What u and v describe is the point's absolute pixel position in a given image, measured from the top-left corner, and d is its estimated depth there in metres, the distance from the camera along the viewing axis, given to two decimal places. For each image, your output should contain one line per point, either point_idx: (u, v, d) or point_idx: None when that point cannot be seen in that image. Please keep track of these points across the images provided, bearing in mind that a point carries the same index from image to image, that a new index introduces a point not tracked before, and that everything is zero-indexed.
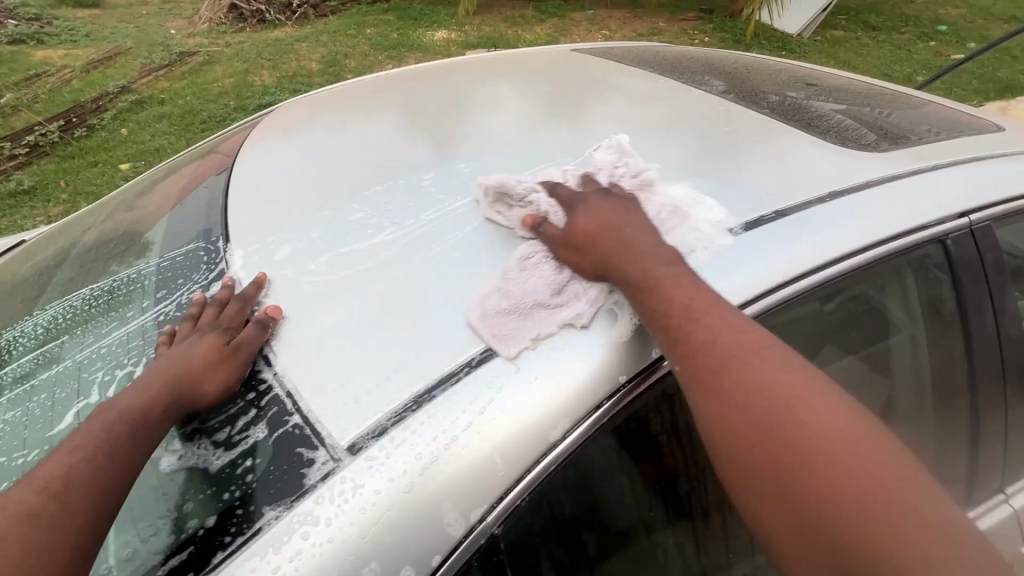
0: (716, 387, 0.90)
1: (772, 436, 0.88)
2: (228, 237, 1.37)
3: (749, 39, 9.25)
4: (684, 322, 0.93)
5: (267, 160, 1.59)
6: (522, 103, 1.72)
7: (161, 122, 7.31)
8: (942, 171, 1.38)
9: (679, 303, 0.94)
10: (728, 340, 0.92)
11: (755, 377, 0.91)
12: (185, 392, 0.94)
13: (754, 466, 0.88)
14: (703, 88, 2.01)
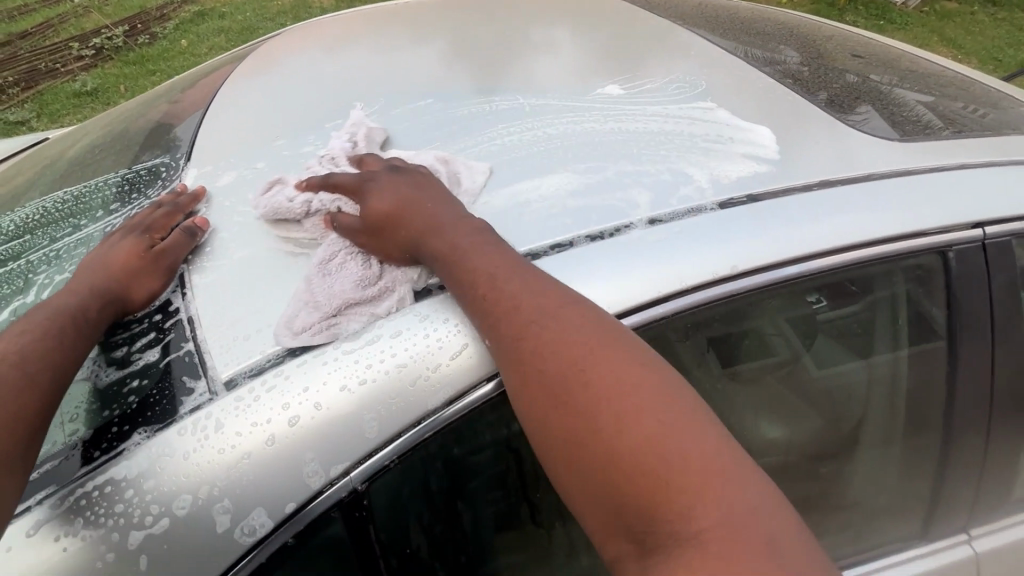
0: (533, 368, 0.80)
1: (594, 440, 0.75)
2: (189, 155, 1.36)
3: (843, 3, 8.33)
4: (487, 285, 0.86)
5: (250, 84, 1.56)
6: (520, 49, 1.61)
7: (217, 36, 7.35)
8: (967, 173, 1.20)
9: (452, 238, 0.92)
10: (490, 281, 0.86)
11: (554, 336, 0.81)
12: (114, 295, 0.96)
13: (574, 468, 0.76)
14: (734, 50, 1.81)
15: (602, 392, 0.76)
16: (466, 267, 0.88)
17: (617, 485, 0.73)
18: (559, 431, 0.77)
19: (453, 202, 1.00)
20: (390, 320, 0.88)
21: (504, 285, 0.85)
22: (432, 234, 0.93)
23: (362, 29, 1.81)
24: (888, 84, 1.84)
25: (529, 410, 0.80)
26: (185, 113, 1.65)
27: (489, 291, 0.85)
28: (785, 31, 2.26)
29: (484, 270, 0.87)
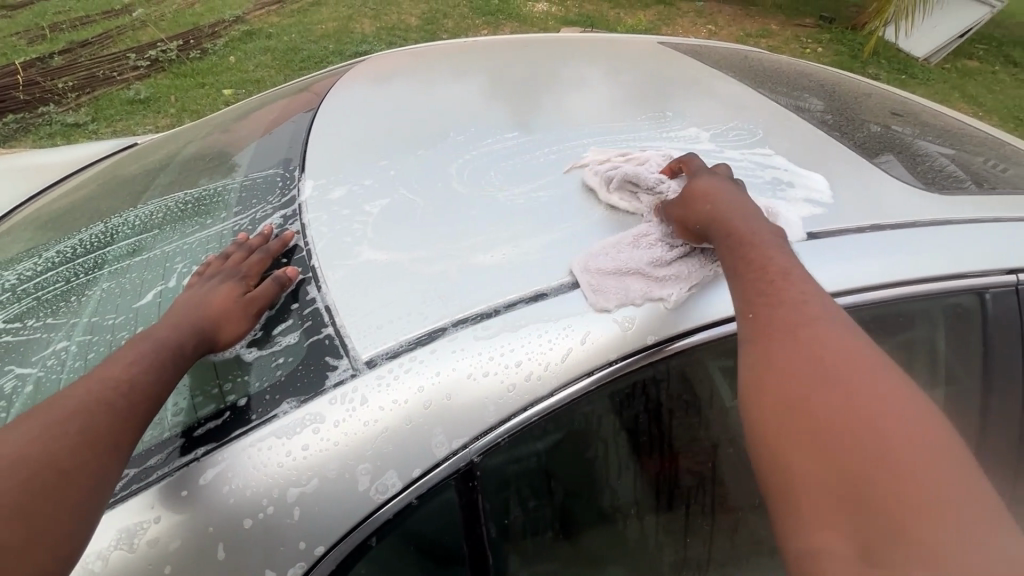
0: (810, 352, 0.90)
1: (823, 424, 0.84)
2: (303, 168, 1.54)
3: (867, 56, 8.60)
4: (773, 268, 1.01)
5: (352, 108, 1.76)
6: (590, 91, 1.79)
7: (266, 55, 7.78)
8: (1001, 224, 1.34)
9: (769, 245, 1.05)
10: (800, 292, 0.98)
11: (804, 325, 0.93)
12: (206, 333, 1.06)
13: (810, 451, 0.83)
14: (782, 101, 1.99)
15: (832, 366, 0.88)
16: (764, 263, 1.02)
17: (838, 461, 0.80)
18: (812, 419, 0.85)
19: (743, 197, 1.17)
20: (502, 318, 1.03)
21: (785, 288, 0.98)
22: (750, 232, 1.07)
23: (445, 65, 2.02)
24: (923, 140, 2.00)
25: (768, 421, 0.88)
26: (288, 131, 1.85)
27: (780, 292, 0.98)
28: (824, 85, 2.45)
29: (800, 291, 0.98)
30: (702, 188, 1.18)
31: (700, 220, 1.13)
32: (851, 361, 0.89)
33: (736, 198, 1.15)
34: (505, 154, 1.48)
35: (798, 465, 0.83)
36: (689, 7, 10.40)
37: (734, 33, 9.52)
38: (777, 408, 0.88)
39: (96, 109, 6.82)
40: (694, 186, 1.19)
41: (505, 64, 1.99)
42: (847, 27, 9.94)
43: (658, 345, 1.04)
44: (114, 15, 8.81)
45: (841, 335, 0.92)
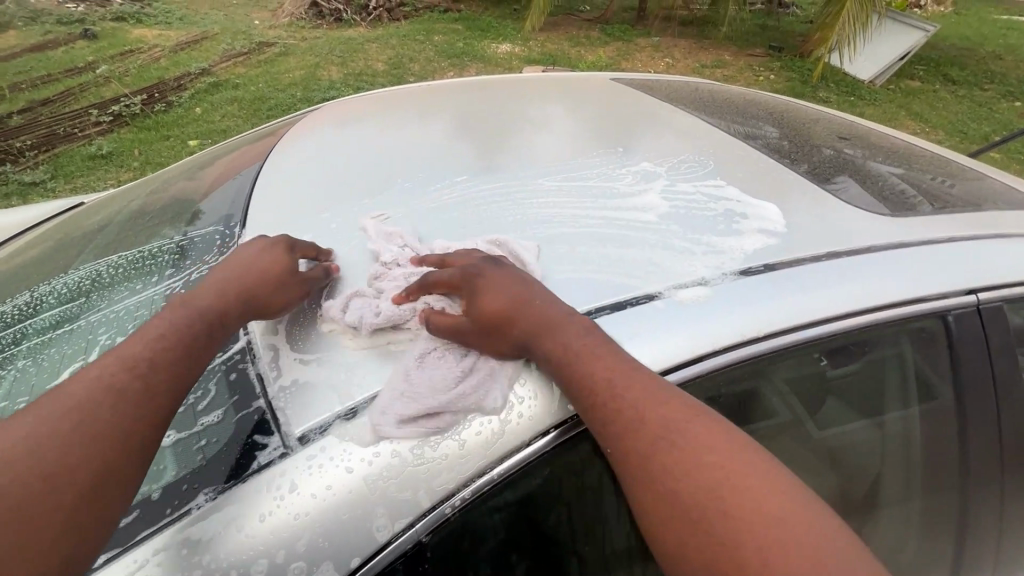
0: (600, 416, 0.91)
1: (692, 489, 0.85)
2: (244, 223, 1.46)
3: (816, 80, 9.05)
4: (615, 392, 0.91)
5: (297, 157, 1.70)
6: (540, 129, 1.78)
7: (234, 105, 7.79)
8: (955, 245, 1.33)
9: (558, 339, 0.96)
10: (581, 364, 0.92)
11: (595, 381, 0.91)
12: (258, 300, 1.08)
13: (687, 541, 0.83)
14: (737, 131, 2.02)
15: (706, 445, 0.88)
16: (558, 346, 0.95)
17: (721, 510, 0.83)
18: (637, 464, 0.89)
19: (538, 291, 1.04)
20: (447, 380, 0.96)
21: (558, 338, 0.96)
22: (556, 356, 0.94)
23: (394, 109, 1.98)
24: (873, 161, 2.03)
25: (624, 470, 0.90)
26: (232, 184, 1.77)
27: (551, 345, 0.95)
28: (774, 112, 2.49)
29: (573, 351, 0.94)
30: (501, 284, 1.04)
31: (511, 346, 0.98)
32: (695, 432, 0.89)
33: (539, 288, 1.04)
34: (453, 199, 1.43)
35: (650, 516, 0.87)
36: (646, 43, 10.91)
37: (692, 65, 9.92)
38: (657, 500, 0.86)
39: (58, 168, 6.68)
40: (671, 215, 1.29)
41: (459, 105, 1.98)
42: (796, 55, 10.48)
43: None
44: (77, 72, 8.73)
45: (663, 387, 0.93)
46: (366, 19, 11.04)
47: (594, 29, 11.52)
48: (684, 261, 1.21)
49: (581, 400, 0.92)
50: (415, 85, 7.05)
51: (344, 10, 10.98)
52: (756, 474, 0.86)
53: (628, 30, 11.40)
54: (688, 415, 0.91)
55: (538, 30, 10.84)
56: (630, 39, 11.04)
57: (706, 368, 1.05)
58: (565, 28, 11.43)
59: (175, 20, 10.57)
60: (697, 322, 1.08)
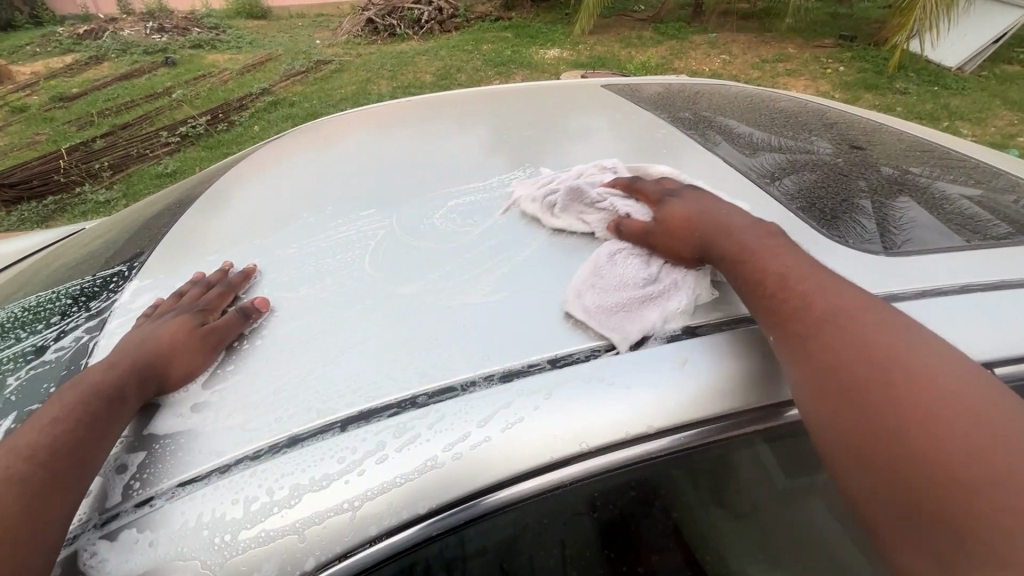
0: (802, 354, 0.81)
1: (892, 416, 0.72)
2: (142, 269, 1.38)
3: (895, 71, 8.15)
4: (784, 290, 0.88)
5: (227, 202, 1.63)
6: (478, 159, 1.59)
7: (286, 121, 7.78)
8: (962, 300, 0.98)
9: (777, 265, 0.91)
10: (846, 316, 0.82)
11: (881, 343, 0.78)
12: (154, 371, 0.90)
13: (871, 461, 0.71)
14: (754, 147, 1.72)
15: (891, 359, 0.75)
16: (815, 307, 0.85)
17: (879, 446, 0.71)
18: (866, 395, 0.74)
19: (729, 209, 1.05)
20: (232, 481, 0.76)
21: (820, 309, 0.84)
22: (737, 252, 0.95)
23: (342, 142, 1.89)
24: (929, 179, 1.64)
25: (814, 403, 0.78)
26: (165, 222, 1.72)
27: (804, 310, 0.84)
28: (813, 123, 2.13)
29: (822, 305, 0.85)
30: (697, 199, 1.09)
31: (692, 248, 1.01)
32: (895, 341, 0.78)
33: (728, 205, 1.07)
34: (346, 239, 1.26)
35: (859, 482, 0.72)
36: (703, 39, 10.31)
37: (754, 60, 9.23)
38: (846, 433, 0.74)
39: (122, 176, 6.96)
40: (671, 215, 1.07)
41: (419, 136, 1.83)
42: (872, 44, 9.52)
43: (437, 513, 0.74)
44: (155, 94, 9.07)
45: (922, 341, 0.78)
46: (416, 32, 11.19)
47: (645, 28, 11.07)
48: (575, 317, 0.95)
49: (780, 322, 0.86)
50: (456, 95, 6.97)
51: (395, 25, 11.19)
52: (977, 383, 0.72)
53: (682, 28, 10.83)
54: (876, 336, 0.78)
55: (587, 32, 10.52)
56: (687, 36, 10.49)
57: (579, 473, 0.78)
58: (616, 29, 11.05)
59: (238, 40, 11.13)
60: (573, 408, 0.80)
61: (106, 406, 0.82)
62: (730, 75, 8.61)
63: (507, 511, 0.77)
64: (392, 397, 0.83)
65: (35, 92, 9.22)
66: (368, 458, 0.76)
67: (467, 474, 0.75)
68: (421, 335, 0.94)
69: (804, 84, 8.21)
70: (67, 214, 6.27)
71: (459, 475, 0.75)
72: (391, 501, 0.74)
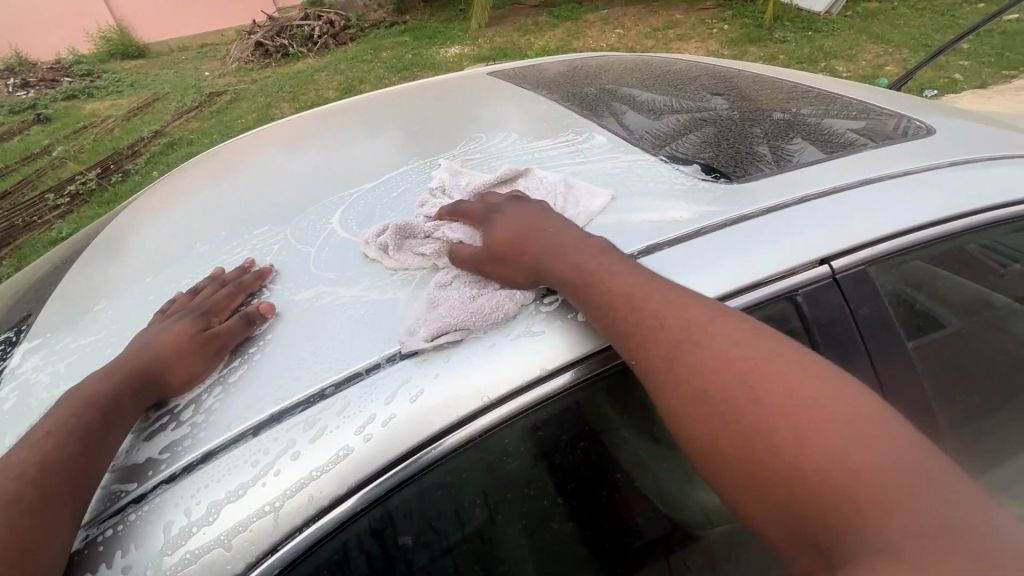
0: (653, 371, 0.85)
1: (712, 380, 0.81)
2: (30, 330, 1.32)
3: (770, 22, 8.77)
4: (600, 290, 0.91)
5: (119, 247, 1.57)
6: (369, 162, 1.62)
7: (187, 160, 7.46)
8: (801, 209, 1.13)
9: (574, 260, 0.95)
10: (681, 308, 0.88)
11: (690, 342, 0.85)
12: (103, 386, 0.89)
13: (722, 443, 0.78)
14: (637, 110, 1.85)
15: (713, 341, 0.84)
16: (646, 313, 0.88)
17: (754, 429, 0.77)
18: (726, 372, 0.81)
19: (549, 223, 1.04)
20: (151, 507, 0.77)
21: (656, 304, 0.88)
22: (579, 278, 0.93)
23: (233, 168, 1.85)
24: (789, 113, 1.83)
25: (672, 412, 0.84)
26: (52, 279, 1.63)
27: (652, 319, 0.87)
28: (691, 82, 2.31)
29: (639, 300, 0.89)
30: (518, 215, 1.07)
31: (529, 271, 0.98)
32: (658, 318, 0.87)
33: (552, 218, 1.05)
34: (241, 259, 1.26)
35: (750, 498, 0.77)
36: (595, 17, 10.69)
37: (646, 30, 9.64)
38: (693, 420, 0.81)
39: (11, 248, 6.35)
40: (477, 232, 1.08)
41: (316, 148, 1.83)
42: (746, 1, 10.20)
43: (358, 490, 0.78)
44: (32, 155, 8.31)
45: (667, 294, 0.90)
46: (311, 47, 10.86)
47: (539, 14, 11.29)
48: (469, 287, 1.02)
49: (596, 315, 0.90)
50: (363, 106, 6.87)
51: (287, 44, 10.80)
52: (681, 327, 0.86)
53: (574, 8, 11.16)
54: (648, 308, 0.88)
55: (484, 26, 10.61)
56: (580, 15, 10.82)
57: (488, 423, 0.84)
58: (511, 19, 11.21)
59: (117, 84, 10.37)
60: (472, 365, 0.86)
61: (98, 421, 0.84)
62: (625, 48, 8.96)
63: (425, 472, 0.82)
64: (301, 394, 0.86)
65: None
66: (281, 454, 0.79)
67: (379, 447, 0.79)
68: (326, 332, 0.98)
69: (693, 46, 8.68)
70: None
71: (373, 449, 0.79)
72: (309, 486, 0.77)
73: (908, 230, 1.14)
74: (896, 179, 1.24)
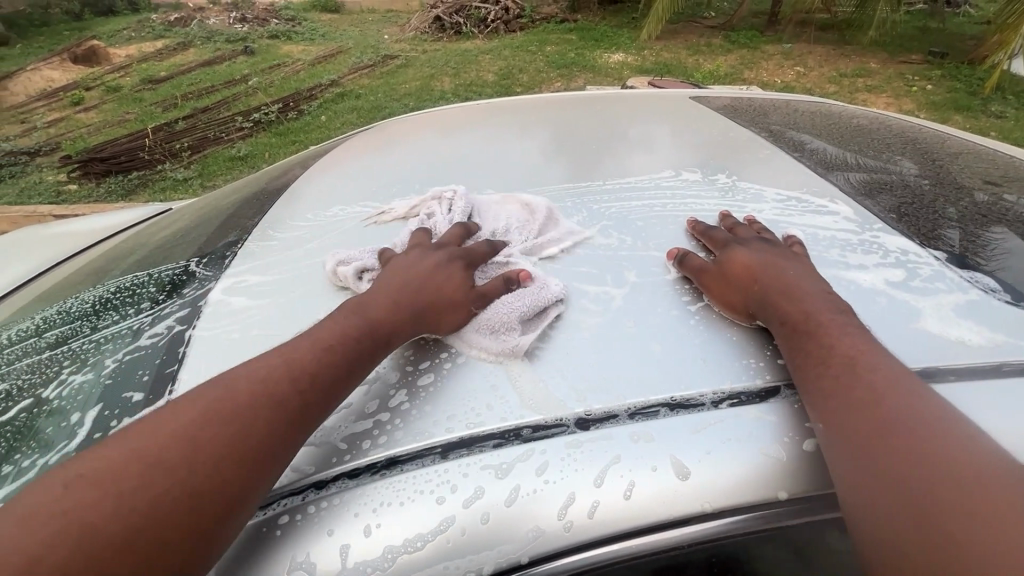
0: (840, 433, 0.74)
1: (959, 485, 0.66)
2: (231, 259, 1.41)
3: (991, 92, 7.52)
4: (824, 352, 0.82)
5: (315, 193, 1.64)
6: (564, 165, 1.53)
7: (353, 112, 8.08)
8: None
9: (804, 311, 0.88)
10: (868, 366, 0.79)
11: (925, 417, 0.72)
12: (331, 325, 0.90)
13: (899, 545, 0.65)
14: (879, 172, 1.56)
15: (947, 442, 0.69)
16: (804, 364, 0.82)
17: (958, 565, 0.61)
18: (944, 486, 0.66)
19: (786, 263, 0.99)
20: (329, 501, 0.74)
21: (901, 412, 0.73)
22: (801, 323, 0.86)
23: (419, 141, 1.85)
24: None
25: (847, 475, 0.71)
26: (251, 212, 1.76)
27: (852, 389, 0.76)
28: (938, 147, 1.94)
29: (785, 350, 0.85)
30: (757, 251, 1.03)
31: (747, 303, 0.94)
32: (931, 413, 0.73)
33: (789, 265, 0.99)
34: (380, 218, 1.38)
35: None
36: (778, 48, 9.93)
37: (833, 73, 8.74)
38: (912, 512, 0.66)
39: (200, 157, 7.32)
40: (732, 261, 1.01)
41: (508, 134, 1.79)
42: (964, 62, 8.87)
43: (537, 565, 0.70)
44: (234, 81, 9.50)
45: (898, 385, 0.76)
46: (484, 29, 11.28)
47: (716, 36, 10.72)
48: (722, 290, 0.97)
49: (824, 392, 0.78)
50: (522, 92, 6.96)
51: (463, 22, 11.31)
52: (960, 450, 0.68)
53: (757, 36, 10.44)
54: (861, 371, 0.78)
55: (655, 38, 10.28)
56: (761, 44, 10.13)
57: (695, 534, 0.71)
58: (684, 36, 10.76)
59: (313, 32, 11.55)
60: (690, 458, 0.73)
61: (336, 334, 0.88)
62: (805, 89, 8.19)
63: (613, 567, 0.71)
64: (492, 427, 0.79)
65: (128, 72, 9.86)
66: (469, 497, 0.72)
67: (572, 529, 0.70)
68: (522, 357, 0.90)
69: (887, 100, 7.68)
70: (148, 189, 6.65)
71: (566, 528, 0.70)
72: (493, 547, 0.69)
73: None
74: None
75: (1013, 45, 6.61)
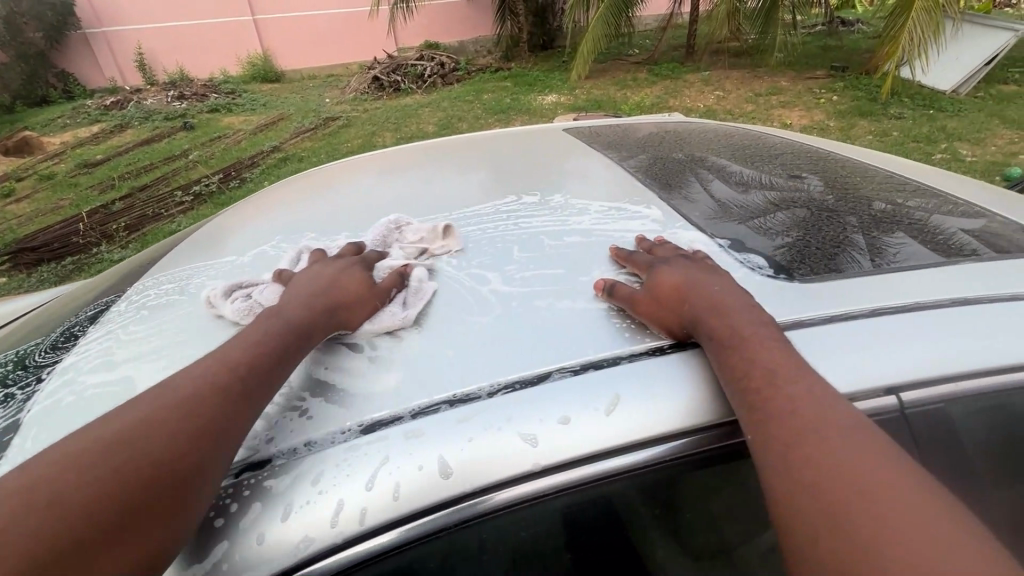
0: (735, 384, 0.87)
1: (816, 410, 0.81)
2: (95, 324, 1.44)
3: (887, 97, 8.29)
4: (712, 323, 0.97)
5: (191, 252, 1.70)
6: (422, 202, 1.66)
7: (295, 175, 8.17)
8: (856, 324, 1.01)
9: (697, 298, 1.03)
10: (748, 330, 0.95)
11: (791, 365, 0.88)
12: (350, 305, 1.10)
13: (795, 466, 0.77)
14: (705, 177, 1.76)
15: (808, 386, 0.85)
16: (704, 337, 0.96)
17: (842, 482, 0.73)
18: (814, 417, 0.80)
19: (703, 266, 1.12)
20: None
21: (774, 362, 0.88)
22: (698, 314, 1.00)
23: (299, 194, 1.96)
24: (874, 198, 1.66)
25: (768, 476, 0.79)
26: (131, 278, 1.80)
27: (745, 351, 0.91)
28: (773, 149, 2.18)
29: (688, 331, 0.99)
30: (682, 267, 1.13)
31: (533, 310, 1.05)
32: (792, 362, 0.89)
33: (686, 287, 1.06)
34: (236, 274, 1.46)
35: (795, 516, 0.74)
36: (697, 77, 10.70)
37: (747, 95, 9.46)
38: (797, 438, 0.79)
39: (139, 235, 7.21)
40: (662, 283, 1.08)
41: (382, 179, 1.92)
42: (862, 74, 9.79)
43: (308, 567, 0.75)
44: (174, 157, 9.51)
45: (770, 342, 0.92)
46: (422, 85, 11.74)
47: (640, 71, 11.49)
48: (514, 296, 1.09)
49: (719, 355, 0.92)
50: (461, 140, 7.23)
51: (401, 80, 11.74)
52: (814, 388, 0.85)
53: (678, 68, 11.21)
54: (749, 334, 0.94)
55: (583, 79, 10.94)
56: (681, 74, 10.91)
57: (456, 518, 0.79)
58: (610, 74, 11.48)
59: (254, 103, 11.75)
60: (448, 449, 0.82)
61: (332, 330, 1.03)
62: (724, 112, 8.80)
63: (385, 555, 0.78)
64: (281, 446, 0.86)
65: (61, 159, 9.73)
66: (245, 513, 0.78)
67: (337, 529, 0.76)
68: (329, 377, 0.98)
69: (798, 114, 8.34)
70: (82, 274, 6.46)
71: (330, 529, 0.76)
72: (264, 557, 0.75)
73: (994, 368, 0.97)
74: (986, 304, 1.08)
75: (899, 55, 7.29)
